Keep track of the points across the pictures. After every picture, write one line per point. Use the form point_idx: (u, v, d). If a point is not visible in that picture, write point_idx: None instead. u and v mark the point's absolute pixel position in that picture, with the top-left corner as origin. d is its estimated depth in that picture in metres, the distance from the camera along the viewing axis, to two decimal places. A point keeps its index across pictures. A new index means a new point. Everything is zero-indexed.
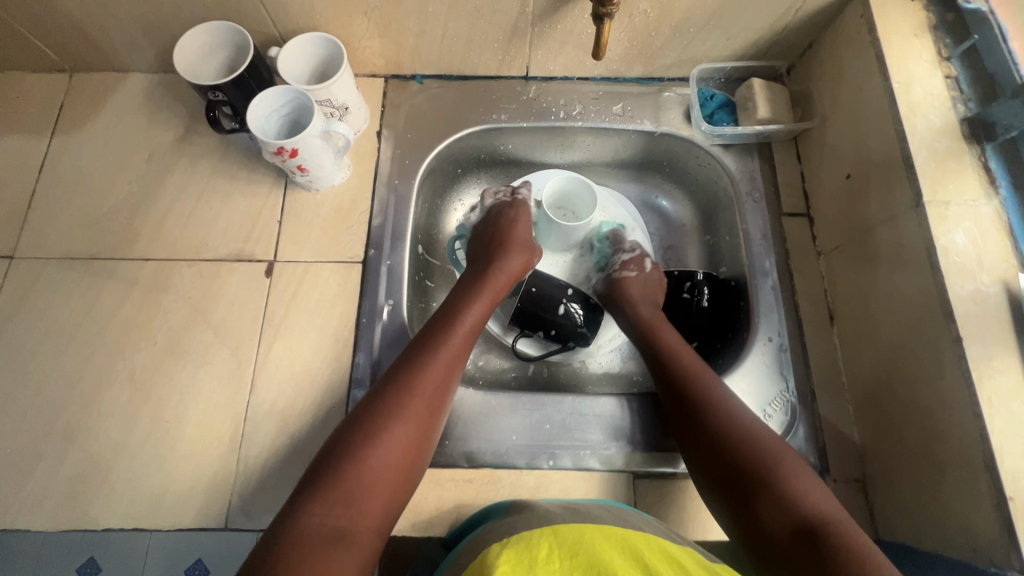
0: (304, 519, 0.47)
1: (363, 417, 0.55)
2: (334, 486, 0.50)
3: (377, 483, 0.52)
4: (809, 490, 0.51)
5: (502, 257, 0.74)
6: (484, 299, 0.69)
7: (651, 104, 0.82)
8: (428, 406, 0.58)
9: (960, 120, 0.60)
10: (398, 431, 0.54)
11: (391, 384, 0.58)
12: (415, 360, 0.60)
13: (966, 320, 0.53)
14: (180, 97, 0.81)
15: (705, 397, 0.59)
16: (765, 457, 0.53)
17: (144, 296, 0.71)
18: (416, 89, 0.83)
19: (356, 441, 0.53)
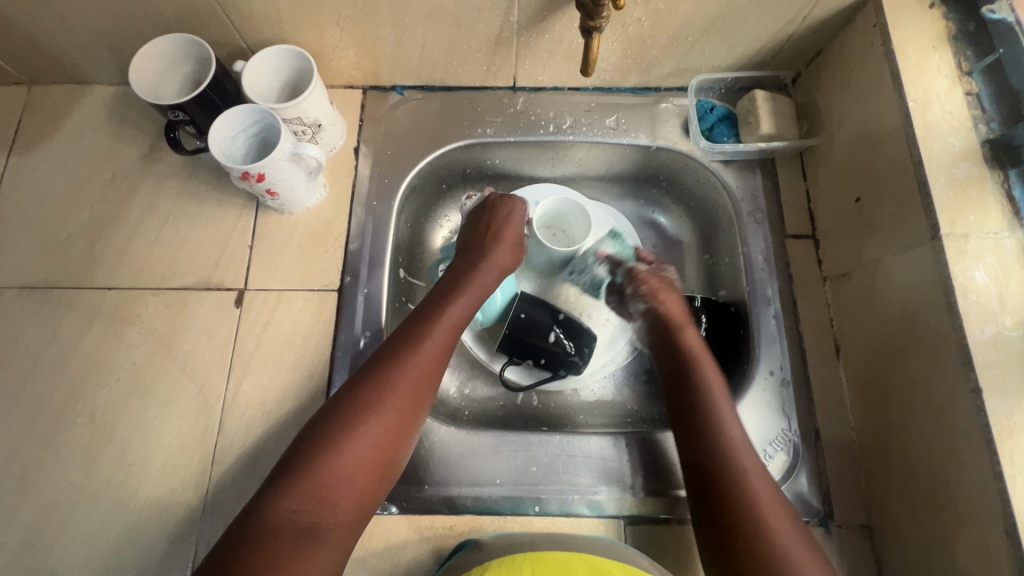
0: (271, 514, 0.45)
1: (341, 406, 0.51)
2: (304, 480, 0.47)
3: (353, 476, 0.48)
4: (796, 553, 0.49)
5: (496, 241, 0.68)
6: (475, 287, 0.64)
7: (646, 116, 0.77)
8: (410, 401, 0.53)
9: (981, 143, 0.55)
10: (376, 424, 0.51)
11: (372, 376, 0.53)
12: (400, 350, 0.55)
13: (986, 368, 0.48)
14: (145, 111, 0.76)
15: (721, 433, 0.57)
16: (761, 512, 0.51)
17: (106, 328, 0.67)
18: (397, 101, 0.78)
19: (331, 433, 0.49)
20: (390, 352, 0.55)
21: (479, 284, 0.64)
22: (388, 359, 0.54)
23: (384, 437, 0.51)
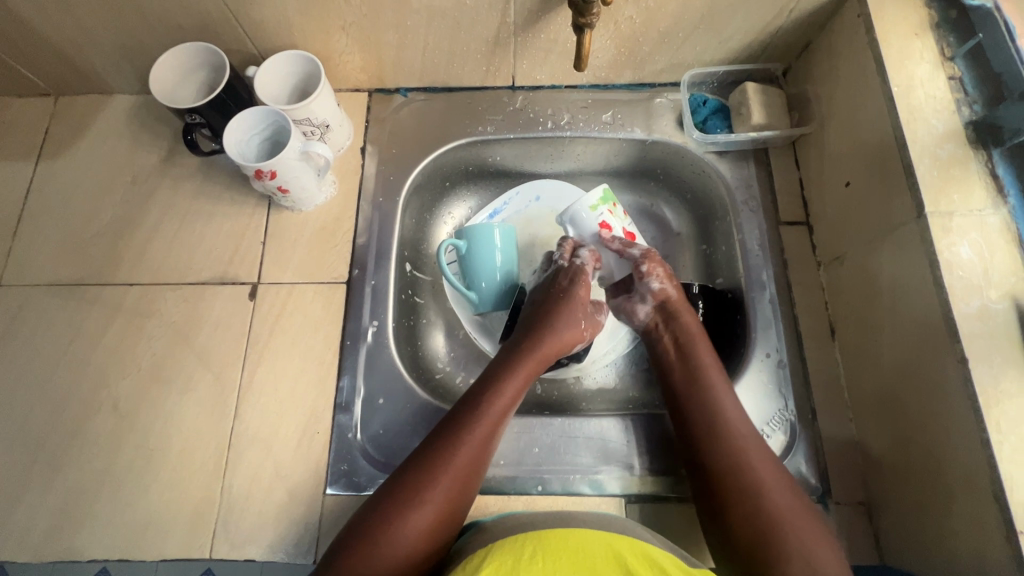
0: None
1: (406, 476, 0.54)
2: (372, 547, 0.50)
3: (416, 543, 0.51)
4: (822, 553, 0.51)
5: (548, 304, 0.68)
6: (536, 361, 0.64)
7: (642, 111, 0.79)
8: (474, 471, 0.56)
9: (964, 125, 0.57)
10: (440, 496, 0.53)
11: (435, 450, 0.55)
12: (464, 426, 0.57)
13: (972, 339, 0.49)
14: (163, 117, 0.80)
15: (738, 455, 0.57)
16: (786, 526, 0.52)
17: (129, 321, 0.70)
18: (401, 103, 0.81)
19: (383, 509, 0.52)
20: (453, 427, 0.57)
21: (540, 359, 0.65)
22: (451, 438, 0.56)
23: (449, 504, 0.54)
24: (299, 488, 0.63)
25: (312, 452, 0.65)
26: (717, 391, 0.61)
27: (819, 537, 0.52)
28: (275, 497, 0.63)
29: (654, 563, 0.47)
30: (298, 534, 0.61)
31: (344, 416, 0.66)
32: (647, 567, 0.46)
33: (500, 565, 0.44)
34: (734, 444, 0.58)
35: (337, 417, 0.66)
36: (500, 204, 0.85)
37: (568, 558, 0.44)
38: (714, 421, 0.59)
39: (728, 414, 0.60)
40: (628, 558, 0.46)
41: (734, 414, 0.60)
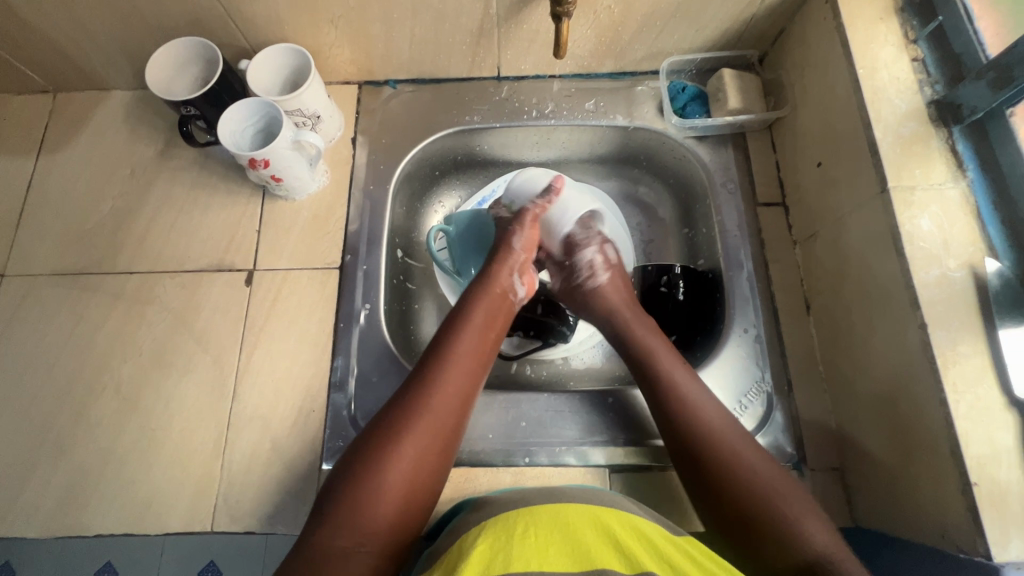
0: (314, 549, 0.47)
1: (377, 434, 0.53)
2: (341, 516, 0.49)
3: (387, 506, 0.50)
4: (812, 529, 0.49)
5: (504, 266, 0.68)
6: (495, 322, 0.64)
7: (623, 98, 0.82)
8: (440, 432, 0.55)
9: (926, 104, 0.59)
10: (406, 458, 0.52)
11: (396, 415, 0.54)
12: (425, 388, 0.56)
13: (932, 305, 0.52)
14: (159, 112, 0.83)
15: (712, 440, 0.55)
16: (772, 506, 0.51)
17: (130, 308, 0.73)
18: (390, 94, 0.84)
19: (357, 467, 0.51)
20: (414, 391, 0.56)
21: (499, 321, 0.65)
22: (412, 401, 0.55)
23: (417, 465, 0.52)
24: (296, 463, 0.66)
25: (308, 430, 0.67)
26: (679, 377, 0.60)
27: (811, 513, 0.51)
28: (273, 473, 0.65)
29: (644, 537, 0.48)
30: (295, 507, 0.64)
31: (338, 395, 0.68)
32: (638, 543, 0.47)
33: (493, 542, 0.46)
34: (705, 429, 0.56)
35: (332, 396, 0.69)
36: (488, 192, 0.86)
37: (561, 539, 0.46)
38: (682, 409, 0.58)
39: (690, 394, 0.59)
40: (620, 535, 0.47)
41: (700, 397, 0.59)
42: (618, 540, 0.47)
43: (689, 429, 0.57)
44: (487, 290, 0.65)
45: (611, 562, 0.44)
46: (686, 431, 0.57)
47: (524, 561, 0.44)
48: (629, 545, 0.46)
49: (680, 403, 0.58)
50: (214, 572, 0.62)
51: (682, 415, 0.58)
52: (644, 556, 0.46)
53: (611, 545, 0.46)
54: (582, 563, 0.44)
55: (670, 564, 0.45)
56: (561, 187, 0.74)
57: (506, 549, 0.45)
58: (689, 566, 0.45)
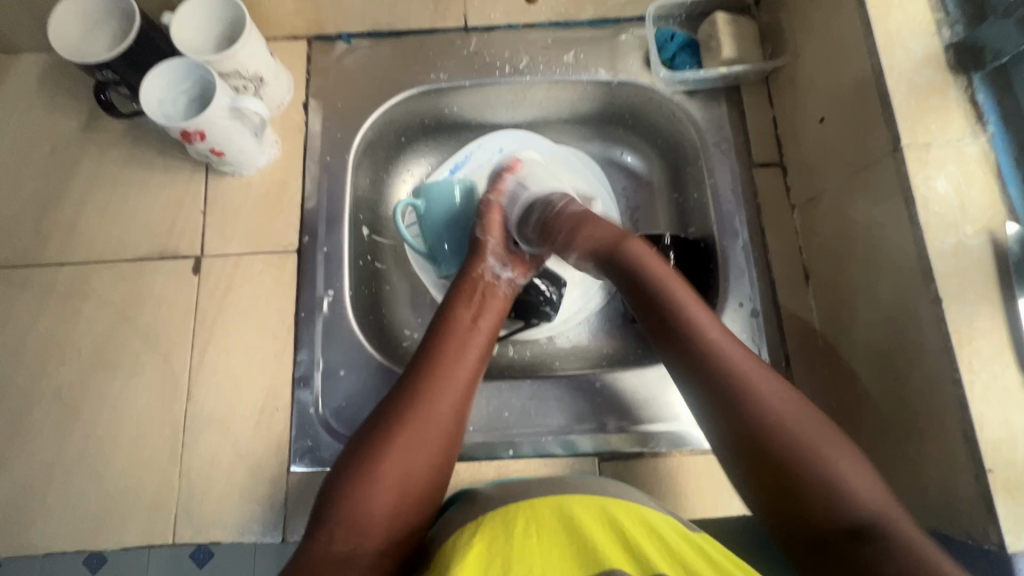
0: (307, 553, 0.44)
1: (373, 427, 0.49)
2: (334, 516, 0.45)
3: (381, 504, 0.46)
4: (857, 477, 0.43)
5: (488, 257, 0.63)
6: (490, 309, 0.59)
7: (606, 49, 0.73)
8: (436, 425, 0.49)
9: (945, 47, 0.52)
10: (398, 455, 0.47)
11: (386, 410, 0.50)
12: (419, 376, 0.52)
13: (947, 278, 0.47)
14: (78, 78, 0.72)
15: (752, 415, 0.46)
16: (814, 466, 0.43)
17: (63, 305, 0.65)
18: (344, 51, 0.74)
19: (355, 463, 0.47)
20: (405, 383, 0.51)
21: (496, 309, 0.60)
22: (404, 393, 0.51)
23: (411, 462, 0.47)
24: (262, 468, 0.61)
25: (272, 431, 0.62)
26: (706, 326, 0.50)
27: (853, 461, 0.44)
28: (238, 478, 0.60)
29: (655, 532, 0.43)
30: (265, 514, 0.59)
31: (304, 391, 0.63)
32: (647, 537, 0.43)
33: (489, 542, 0.42)
34: (744, 383, 0.47)
35: (297, 392, 0.63)
36: (462, 158, 0.79)
37: (564, 538, 0.42)
38: (718, 366, 0.48)
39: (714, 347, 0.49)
40: (629, 530, 0.43)
41: (730, 347, 0.49)
42: (628, 537, 0.42)
43: (726, 387, 0.47)
44: (479, 279, 0.61)
45: (620, 562, 0.40)
46: (722, 385, 0.47)
47: (525, 566, 0.40)
48: (639, 543, 0.42)
49: (710, 357, 0.49)
50: (206, 555, 0.59)
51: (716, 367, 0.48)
52: (653, 553, 0.41)
53: (618, 542, 0.42)
54: (587, 564, 0.40)
55: (682, 563, 0.41)
56: (518, 168, 0.70)
57: (506, 553, 0.41)
58: (703, 565, 0.41)
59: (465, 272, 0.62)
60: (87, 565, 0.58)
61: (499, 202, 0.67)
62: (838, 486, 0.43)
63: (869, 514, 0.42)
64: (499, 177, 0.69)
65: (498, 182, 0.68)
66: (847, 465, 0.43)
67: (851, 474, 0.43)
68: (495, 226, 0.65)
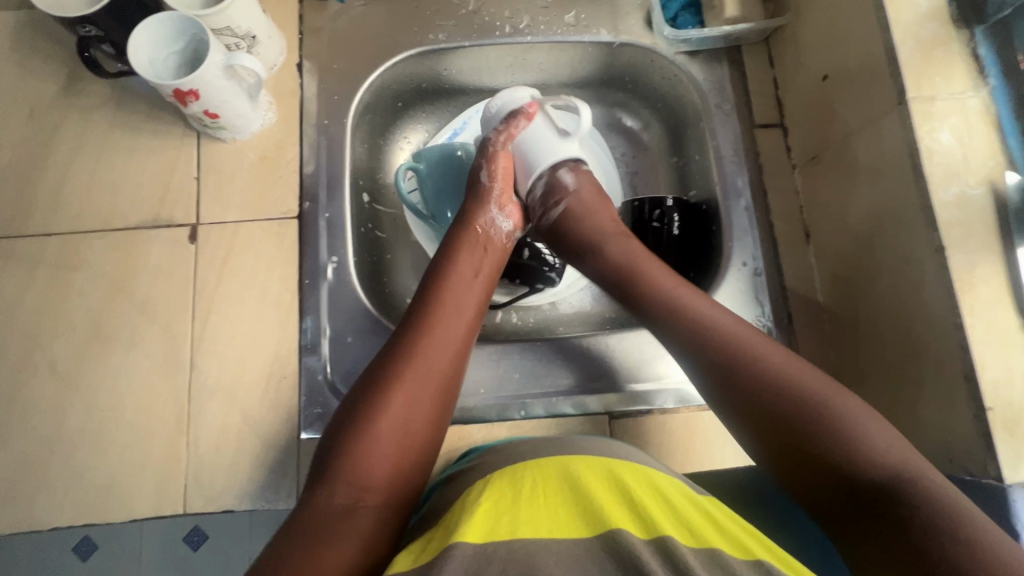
0: (313, 506, 0.43)
1: (372, 379, 0.48)
2: (336, 470, 0.45)
3: (382, 458, 0.45)
4: (873, 434, 0.43)
5: (490, 206, 0.61)
6: (487, 266, 0.58)
7: (607, 9, 0.73)
8: (433, 381, 0.49)
9: (948, 1, 0.53)
10: (398, 411, 0.47)
11: (383, 367, 0.49)
12: (419, 328, 0.51)
13: (951, 227, 0.49)
14: (54, 37, 0.68)
15: (737, 356, 0.48)
16: (828, 427, 0.43)
17: (53, 276, 0.63)
18: (338, 9, 0.72)
19: (355, 415, 0.46)
20: (400, 340, 0.50)
21: (492, 266, 0.59)
22: (400, 350, 0.50)
23: (409, 417, 0.47)
24: (271, 436, 0.60)
25: (280, 399, 0.61)
26: (695, 302, 0.52)
27: (873, 424, 0.44)
28: (248, 446, 0.60)
29: (662, 496, 0.42)
30: (277, 481, 0.59)
31: (312, 358, 0.62)
32: (655, 501, 0.41)
33: (496, 500, 0.41)
34: (739, 351, 0.48)
35: (304, 359, 0.62)
36: (459, 125, 0.76)
37: (570, 500, 0.41)
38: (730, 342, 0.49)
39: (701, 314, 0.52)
40: (637, 494, 0.41)
41: (723, 319, 0.51)
42: (635, 500, 0.41)
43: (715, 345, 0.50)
44: (478, 229, 0.60)
45: (624, 523, 0.39)
46: (727, 364, 0.48)
47: (534, 525, 0.39)
48: (647, 508, 0.40)
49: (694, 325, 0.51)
50: (200, 540, 0.58)
51: (708, 348, 0.49)
52: (661, 518, 0.40)
53: (626, 506, 0.41)
54: (593, 526, 0.39)
55: (690, 528, 0.39)
56: (534, 113, 0.63)
57: (514, 511, 0.40)
58: (710, 531, 0.39)
59: (464, 221, 0.60)
60: (75, 552, 0.57)
61: (508, 147, 0.63)
62: (852, 446, 0.42)
63: (891, 475, 0.41)
64: (513, 119, 0.63)
65: (510, 124, 0.62)
66: (861, 419, 0.44)
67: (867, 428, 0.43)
68: (504, 175, 0.63)
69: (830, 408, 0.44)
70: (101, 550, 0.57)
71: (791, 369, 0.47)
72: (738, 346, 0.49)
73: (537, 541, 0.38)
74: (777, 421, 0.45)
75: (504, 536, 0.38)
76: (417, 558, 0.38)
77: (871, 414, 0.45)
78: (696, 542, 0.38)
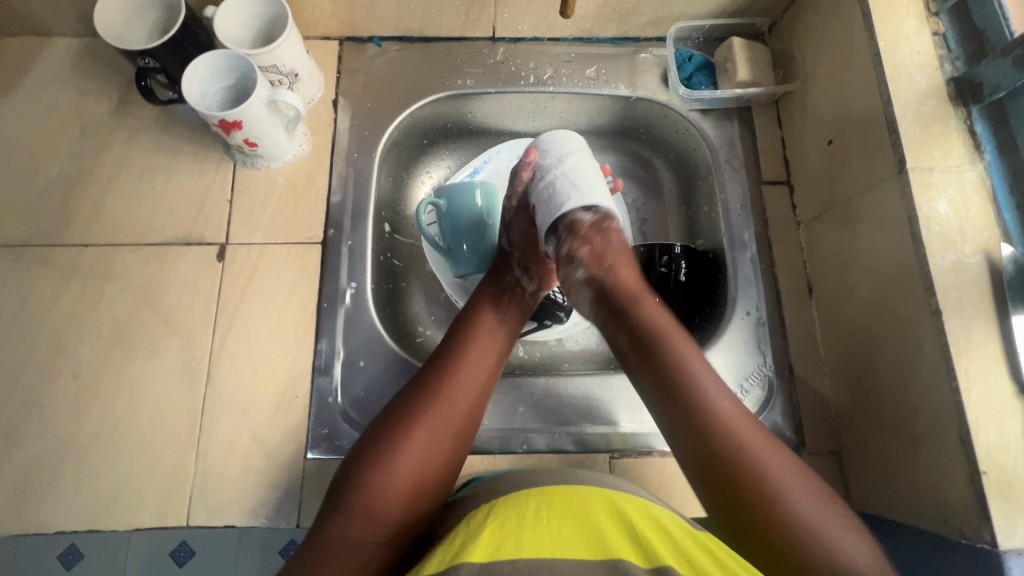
0: (326, 536, 0.45)
1: (397, 412, 0.51)
2: (351, 501, 0.46)
3: (400, 494, 0.47)
4: (850, 545, 0.44)
5: (523, 263, 0.65)
6: (514, 315, 0.61)
7: (626, 66, 0.77)
8: (455, 422, 0.51)
9: (946, 81, 0.56)
10: (416, 449, 0.48)
11: (410, 402, 0.51)
12: (445, 370, 0.53)
13: (947, 292, 0.51)
14: (111, 64, 0.74)
15: (718, 434, 0.48)
16: (802, 530, 0.44)
17: (86, 284, 0.66)
18: (375, 52, 0.77)
19: (376, 448, 0.48)
20: (423, 384, 0.53)
21: (518, 316, 0.61)
22: (423, 392, 0.52)
23: (427, 458, 0.49)
24: (277, 454, 0.61)
25: (290, 417, 0.63)
26: (694, 369, 0.52)
27: (852, 531, 0.45)
28: (254, 462, 0.61)
29: (662, 529, 0.43)
30: (279, 498, 0.60)
31: (324, 380, 0.64)
32: (655, 532, 0.42)
33: (501, 522, 0.42)
34: (732, 441, 0.48)
35: (316, 380, 0.64)
36: (480, 163, 0.80)
37: (574, 525, 0.42)
38: (715, 424, 0.48)
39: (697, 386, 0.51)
40: (638, 524, 0.43)
41: (715, 392, 0.50)
42: (636, 529, 0.42)
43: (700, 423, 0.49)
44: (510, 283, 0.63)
45: (627, 552, 0.40)
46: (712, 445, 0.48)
47: (536, 545, 0.40)
48: (647, 537, 0.41)
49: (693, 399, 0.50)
50: (190, 557, 0.58)
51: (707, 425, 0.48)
52: (660, 546, 0.41)
53: (628, 535, 0.42)
54: (595, 550, 0.40)
55: (688, 558, 0.40)
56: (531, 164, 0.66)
57: (519, 531, 0.41)
58: (708, 563, 0.40)
59: (496, 276, 0.64)
60: (68, 562, 0.58)
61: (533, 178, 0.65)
62: (824, 556, 0.43)
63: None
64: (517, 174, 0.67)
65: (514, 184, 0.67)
66: (833, 524, 0.45)
67: (839, 535, 0.44)
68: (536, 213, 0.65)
69: (796, 506, 0.45)
70: (94, 562, 0.58)
71: (771, 458, 0.47)
72: (722, 425, 0.48)
73: (540, 560, 0.39)
74: (755, 518, 0.45)
75: (509, 556, 0.39)
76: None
77: (841, 522, 0.45)
78: (695, 573, 0.39)
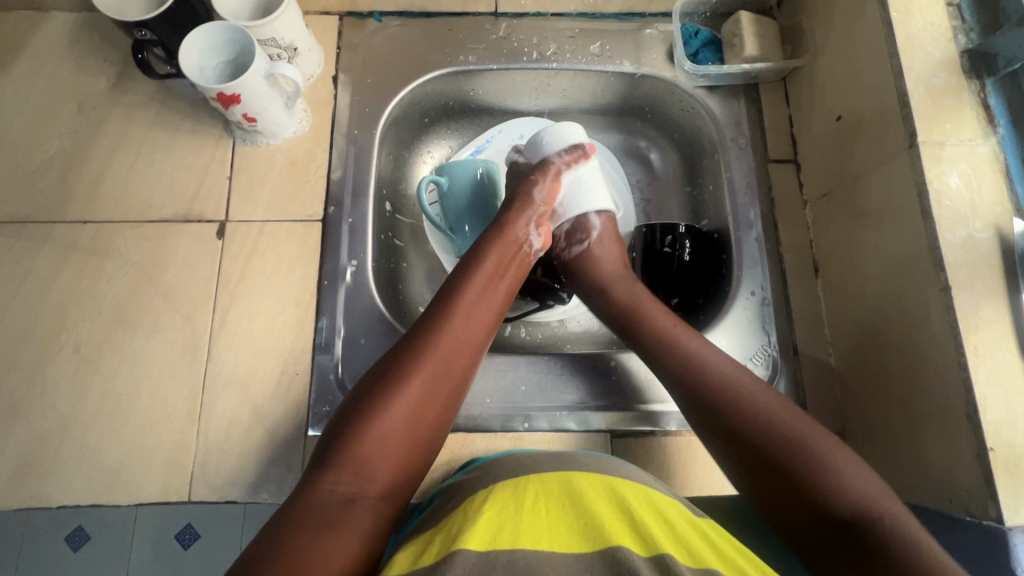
0: (311, 493, 0.44)
1: (389, 369, 0.49)
2: (341, 457, 0.45)
3: (388, 452, 0.47)
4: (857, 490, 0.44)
5: (524, 219, 0.62)
6: (510, 274, 0.59)
7: (631, 41, 0.76)
8: (446, 381, 0.50)
9: (960, 53, 0.55)
10: (406, 407, 0.48)
11: (402, 360, 0.50)
12: (437, 329, 0.52)
13: (957, 268, 0.50)
14: (109, 39, 0.73)
15: (716, 391, 0.51)
16: (820, 476, 0.45)
17: (85, 261, 0.65)
18: (375, 28, 0.76)
19: (365, 403, 0.47)
20: (417, 340, 0.51)
21: (515, 275, 0.59)
22: (412, 351, 0.50)
23: (417, 416, 0.48)
24: (279, 431, 0.61)
25: (291, 395, 0.63)
26: (687, 342, 0.55)
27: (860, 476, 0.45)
28: (255, 439, 0.61)
29: (661, 514, 0.43)
30: (280, 475, 0.60)
31: (325, 358, 0.64)
32: (654, 518, 0.42)
33: (499, 510, 0.42)
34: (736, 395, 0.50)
35: (317, 358, 0.64)
36: (482, 142, 0.79)
37: (572, 514, 0.42)
38: (712, 383, 0.51)
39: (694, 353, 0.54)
40: (637, 510, 0.42)
41: (719, 360, 0.53)
42: (635, 516, 0.41)
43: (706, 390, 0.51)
44: (508, 238, 0.60)
45: (625, 540, 0.40)
46: (718, 401, 0.51)
47: (533, 537, 0.40)
48: (646, 524, 0.41)
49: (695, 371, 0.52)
50: (190, 537, 0.58)
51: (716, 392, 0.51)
52: (658, 533, 0.41)
53: (626, 522, 0.41)
54: (593, 540, 0.40)
55: (686, 546, 0.40)
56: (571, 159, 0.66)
57: (517, 521, 0.41)
58: (707, 552, 0.40)
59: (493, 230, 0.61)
60: (71, 536, 0.58)
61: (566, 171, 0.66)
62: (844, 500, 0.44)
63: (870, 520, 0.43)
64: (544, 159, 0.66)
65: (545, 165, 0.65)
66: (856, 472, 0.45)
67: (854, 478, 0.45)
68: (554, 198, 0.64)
69: (816, 451, 0.46)
70: (96, 538, 0.58)
71: (787, 416, 0.48)
72: (726, 387, 0.51)
73: (537, 552, 0.39)
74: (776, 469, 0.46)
75: (507, 546, 0.39)
76: (419, 564, 0.39)
77: (853, 459, 0.46)
78: (694, 562, 0.39)
